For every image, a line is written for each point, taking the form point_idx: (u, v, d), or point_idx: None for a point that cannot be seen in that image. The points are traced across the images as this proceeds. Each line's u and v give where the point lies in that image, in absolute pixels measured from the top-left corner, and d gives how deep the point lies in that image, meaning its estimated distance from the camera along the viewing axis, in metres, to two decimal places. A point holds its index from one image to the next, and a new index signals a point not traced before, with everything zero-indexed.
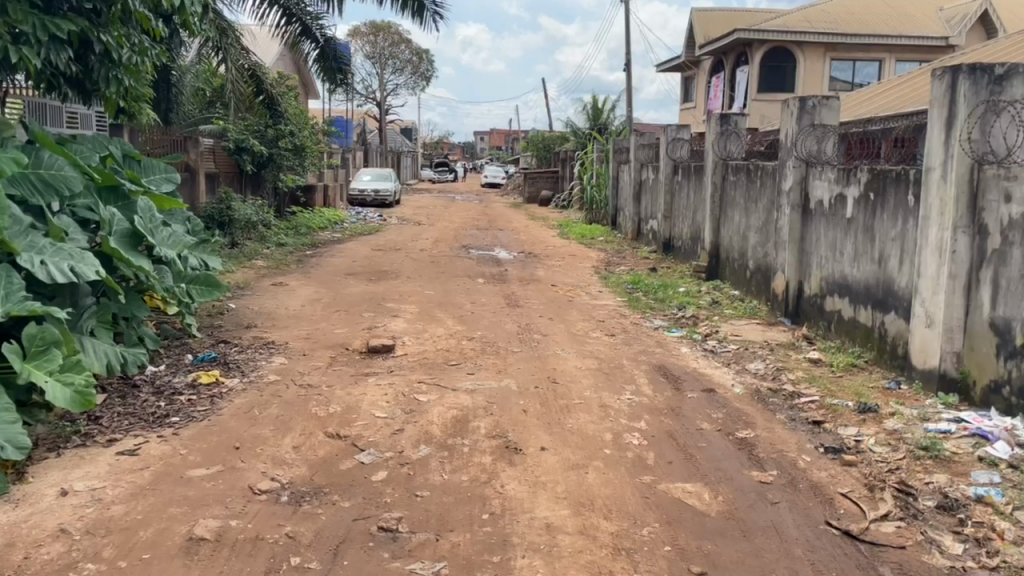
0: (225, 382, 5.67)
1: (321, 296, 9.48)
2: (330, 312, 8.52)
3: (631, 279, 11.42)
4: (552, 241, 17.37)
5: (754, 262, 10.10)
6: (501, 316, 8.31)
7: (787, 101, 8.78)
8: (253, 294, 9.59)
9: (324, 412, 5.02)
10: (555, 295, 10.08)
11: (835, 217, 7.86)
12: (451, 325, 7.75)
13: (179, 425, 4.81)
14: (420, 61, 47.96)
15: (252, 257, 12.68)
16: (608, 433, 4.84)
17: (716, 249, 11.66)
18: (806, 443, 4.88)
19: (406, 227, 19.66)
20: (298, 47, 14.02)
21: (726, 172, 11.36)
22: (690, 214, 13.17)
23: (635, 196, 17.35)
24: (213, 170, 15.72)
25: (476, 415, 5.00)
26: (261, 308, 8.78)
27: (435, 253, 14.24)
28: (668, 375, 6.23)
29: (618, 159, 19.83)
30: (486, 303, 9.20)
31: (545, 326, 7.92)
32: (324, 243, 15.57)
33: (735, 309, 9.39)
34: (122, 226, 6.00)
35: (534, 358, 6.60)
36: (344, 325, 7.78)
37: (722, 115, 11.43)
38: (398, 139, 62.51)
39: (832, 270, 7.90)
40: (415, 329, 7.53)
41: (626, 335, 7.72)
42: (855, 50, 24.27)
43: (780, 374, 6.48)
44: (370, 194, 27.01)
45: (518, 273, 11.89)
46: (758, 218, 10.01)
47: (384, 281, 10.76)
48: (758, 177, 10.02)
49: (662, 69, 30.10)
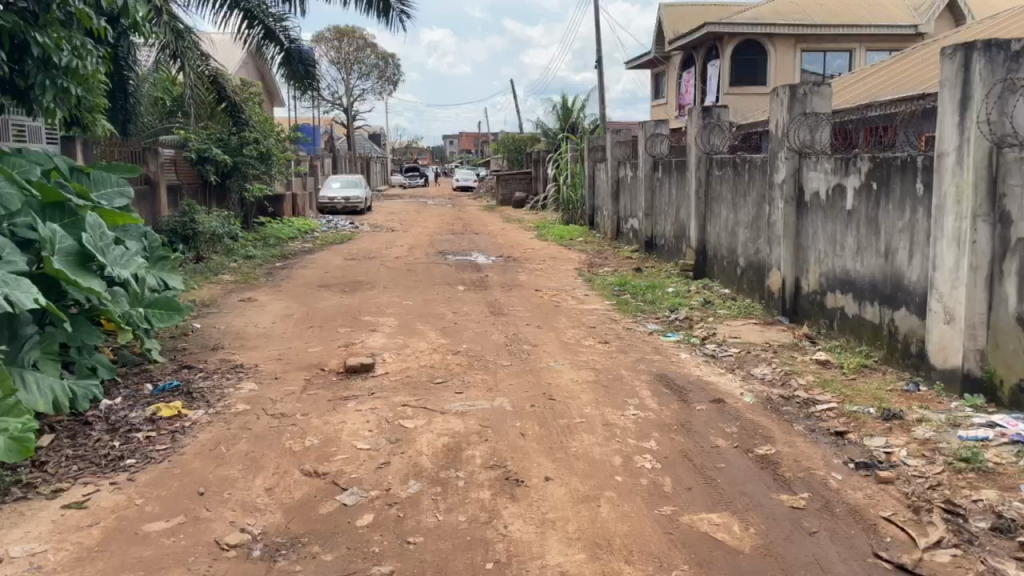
0: (187, 415, 5.12)
1: (292, 311, 8.93)
2: (303, 329, 7.98)
3: (618, 280, 10.98)
4: (530, 243, 16.93)
5: (745, 259, 9.72)
6: (486, 326, 7.83)
7: (775, 89, 8.41)
8: (219, 312, 9.01)
9: (299, 446, 4.49)
10: (540, 300, 9.62)
11: (834, 211, 7.47)
12: (434, 338, 7.25)
13: (135, 469, 4.26)
14: (386, 65, 47.31)
15: (218, 271, 12.08)
16: (617, 456, 4.37)
17: (702, 247, 11.27)
18: (833, 459, 4.45)
19: (379, 233, 19.11)
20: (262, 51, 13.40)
21: (710, 167, 10.98)
22: (673, 211, 12.79)
23: (613, 195, 16.93)
24: (175, 181, 15.08)
25: (469, 442, 4.51)
26: (228, 327, 8.21)
27: (411, 261, 13.72)
28: (671, 386, 5.78)
29: (593, 157, 19.43)
30: (468, 312, 8.70)
31: (533, 335, 7.46)
32: (295, 254, 14.97)
33: (729, 309, 8.99)
34: (69, 244, 5.43)
35: (525, 372, 6.12)
36: (318, 343, 7.23)
37: (704, 107, 11.03)
38: (367, 145, 61.86)
39: (833, 265, 7.51)
40: (394, 345, 7.02)
41: (620, 341, 7.27)
42: (825, 41, 24.09)
43: (790, 379, 6.06)
44: (341, 201, 26.40)
45: (499, 279, 11.41)
46: (748, 214, 9.61)
47: (358, 292, 10.23)
48: (747, 171, 9.63)
49: (632, 65, 29.80)
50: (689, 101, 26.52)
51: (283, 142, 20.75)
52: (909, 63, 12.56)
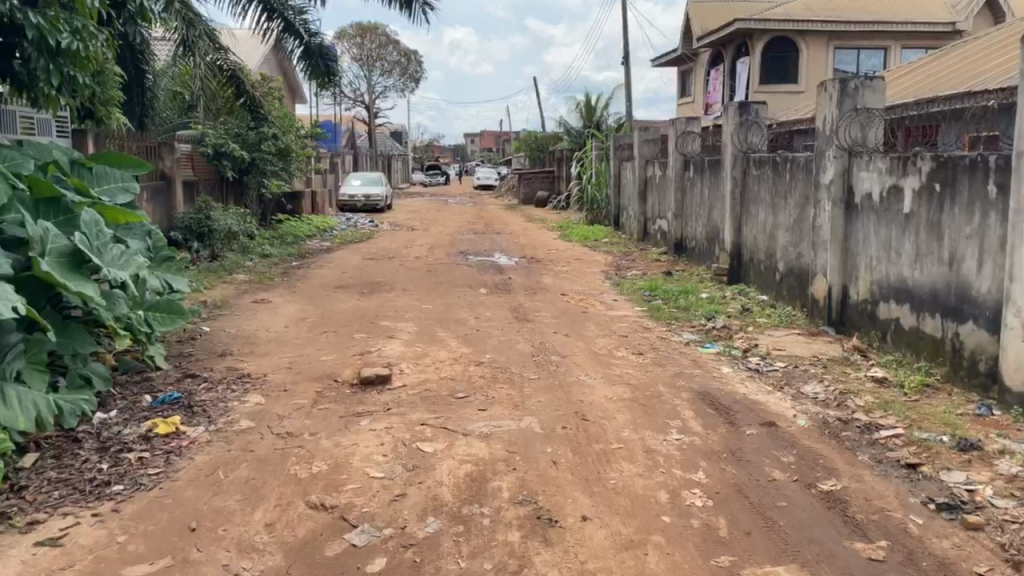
0: (185, 432, 4.67)
1: (306, 314, 8.48)
2: (317, 334, 7.52)
3: (648, 284, 10.45)
4: (554, 244, 16.43)
5: (785, 263, 9.17)
6: (511, 334, 7.33)
7: (823, 83, 7.86)
8: (230, 314, 8.59)
9: (305, 473, 4.02)
10: (567, 306, 9.11)
11: (889, 214, 6.91)
12: (455, 347, 6.76)
13: (121, 497, 3.81)
14: (408, 62, 46.90)
15: (232, 270, 11.69)
16: (662, 491, 3.87)
17: (737, 250, 10.72)
18: (909, 497, 3.91)
19: (399, 232, 18.70)
20: (281, 45, 13.01)
21: (746, 166, 10.42)
22: (705, 212, 12.24)
23: (641, 195, 16.37)
24: (191, 177, 14.73)
25: (495, 471, 4.01)
26: (238, 330, 7.78)
27: (432, 261, 13.25)
28: (716, 406, 5.25)
29: (619, 156, 18.89)
30: (492, 317, 8.20)
31: (561, 344, 6.95)
32: (312, 253, 14.53)
33: (769, 318, 8.45)
34: (61, 243, 5.01)
35: (555, 387, 5.61)
36: (332, 350, 6.76)
37: (741, 103, 10.47)
38: (388, 142, 61.55)
39: (886, 273, 6.96)
40: (412, 354, 6.53)
41: (656, 352, 6.75)
42: (858, 38, 23.33)
43: (846, 399, 5.51)
44: (361, 199, 26.04)
45: (523, 281, 10.93)
46: (789, 216, 9.04)
47: (376, 295, 9.78)
48: (788, 170, 9.05)
49: (658, 63, 29.19)
50: (717, 99, 25.86)
51: (303, 138, 20.37)
52: (966, 66, 11.89)
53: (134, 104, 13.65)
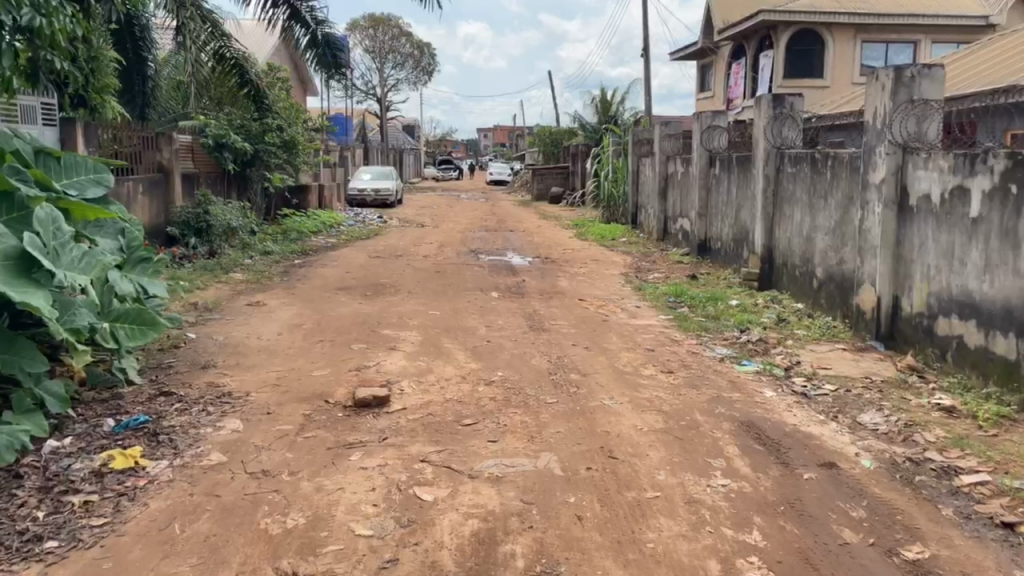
0: (146, 467, 3.99)
1: (302, 320, 7.79)
2: (311, 344, 6.82)
3: (672, 289, 9.72)
4: (569, 242, 15.71)
5: (824, 270, 8.41)
6: (525, 347, 6.61)
7: (875, 71, 7.11)
8: (220, 319, 7.91)
9: (278, 528, 3.32)
10: (586, 313, 8.39)
11: (953, 219, 6.15)
12: (463, 362, 6.05)
13: (51, 559, 3.13)
14: (421, 54, 46.27)
15: (229, 268, 11.02)
16: (713, 560, 3.15)
17: (768, 253, 9.97)
18: (1016, 572, 3.19)
19: (407, 229, 18.03)
20: (287, 33, 12.31)
21: (781, 162, 9.67)
22: (732, 211, 11.49)
23: (661, 192, 15.60)
24: (192, 169, 14.07)
25: (508, 530, 3.31)
26: (227, 338, 7.10)
27: (440, 261, 12.57)
28: (764, 441, 4.52)
29: (638, 151, 18.16)
30: (504, 326, 7.49)
31: (581, 360, 6.23)
32: (316, 250, 13.86)
33: (808, 329, 7.70)
34: (8, 245, 4.34)
35: (575, 415, 4.90)
36: (325, 364, 6.06)
37: (776, 95, 9.72)
38: (400, 136, 60.94)
39: (947, 284, 6.21)
40: (414, 369, 5.83)
41: (688, 371, 6.02)
42: (886, 31, 22.45)
43: (914, 434, 4.77)
44: (370, 193, 25.42)
45: (537, 285, 10.21)
46: (830, 218, 8.30)
47: (380, 298, 9.09)
48: (830, 168, 8.30)
49: (676, 57, 28.36)
50: (738, 94, 24.99)
51: (310, 131, 19.72)
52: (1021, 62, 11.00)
53: (134, 92, 13.05)
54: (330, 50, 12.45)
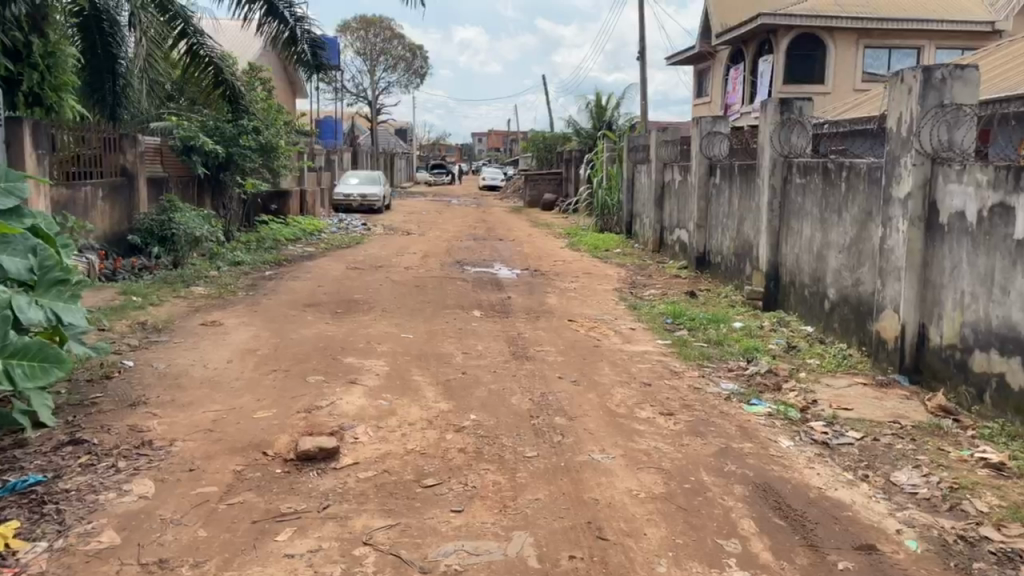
0: (17, 551, 3.19)
1: (258, 344, 6.97)
2: (263, 375, 6.00)
3: (669, 309, 8.95)
4: (560, 253, 14.95)
5: (838, 291, 7.64)
6: (505, 381, 5.81)
7: (902, 72, 6.35)
8: (166, 342, 7.09)
9: None
10: (576, 337, 7.59)
11: (993, 241, 5.39)
12: (432, 401, 5.24)
13: None
14: (413, 57, 45.52)
15: (191, 281, 10.19)
16: None
17: (774, 271, 9.21)
18: None
19: (392, 237, 17.24)
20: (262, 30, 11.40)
21: (788, 172, 8.91)
22: (734, 224, 10.72)
23: (657, 201, 14.84)
24: (160, 173, 13.24)
25: None
26: (169, 366, 6.28)
27: (423, 273, 11.78)
28: (785, 513, 3.74)
29: (633, 158, 17.42)
30: (483, 354, 6.70)
31: (567, 397, 5.44)
32: (291, 259, 13.06)
33: (821, 359, 6.93)
34: None
35: (558, 475, 4.11)
36: (272, 403, 5.24)
37: (784, 99, 8.96)
38: (392, 140, 60.19)
39: (985, 315, 5.44)
40: (374, 410, 5.02)
41: (690, 413, 5.23)
42: (889, 36, 21.76)
43: (964, 503, 3.98)
44: (357, 199, 24.64)
45: (524, 302, 9.42)
46: (845, 234, 7.54)
47: (350, 317, 8.29)
48: (845, 180, 7.55)
49: (672, 61, 27.66)
50: (735, 100, 24.29)
51: (293, 134, 18.90)
52: None
53: (104, 92, 11.72)
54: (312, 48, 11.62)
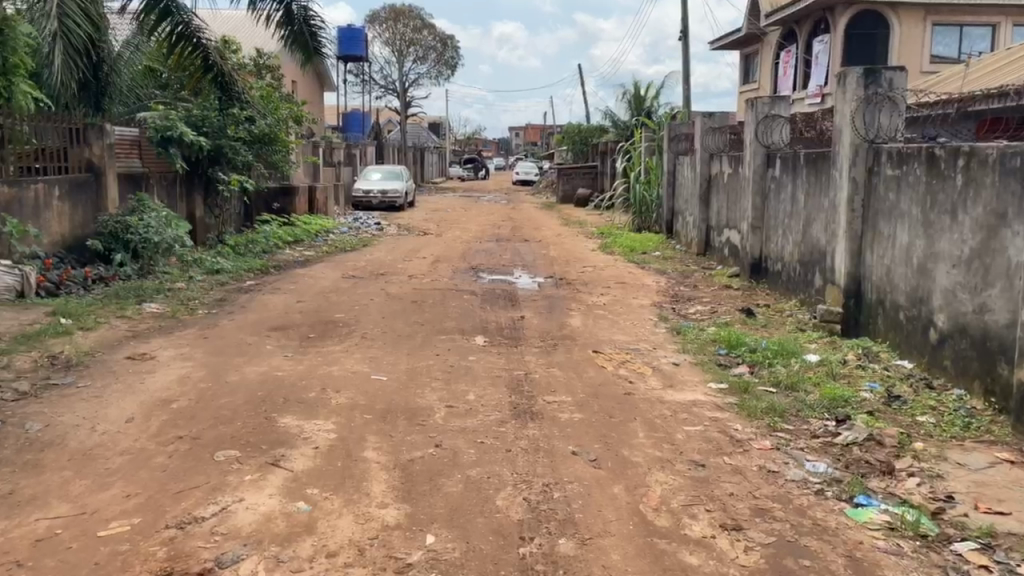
0: None
1: (181, 391, 5.29)
2: (161, 445, 4.31)
3: (723, 334, 7.10)
4: (591, 256, 13.17)
5: (951, 320, 5.73)
6: (493, 463, 4.03)
7: None
8: (65, 387, 5.44)
9: None
10: (602, 378, 5.80)
11: None
12: (374, 505, 3.49)
13: None
14: (444, 48, 43.78)
15: (147, 295, 8.59)
16: None
17: (855, 288, 7.29)
18: None
19: (405, 237, 15.59)
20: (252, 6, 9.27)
21: (876, 160, 7.00)
22: (801, 226, 8.79)
23: (703, 198, 12.96)
24: (137, 169, 11.69)
25: None
26: (46, 429, 4.63)
27: (427, 284, 10.07)
28: None
29: (674, 149, 15.51)
30: (472, 410, 4.92)
31: (580, 496, 3.66)
32: (281, 266, 11.49)
33: (939, 418, 5.04)
34: None
35: None
36: (140, 505, 3.53)
37: (871, 68, 7.06)
38: (424, 134, 58.80)
39: None
40: (282, 524, 3.30)
41: (768, 529, 3.41)
42: (962, 12, 19.26)
43: None
44: (377, 195, 23.09)
45: (539, 324, 7.66)
46: (962, 243, 5.62)
47: (317, 347, 6.59)
48: (962, 170, 5.65)
49: (716, 46, 25.56)
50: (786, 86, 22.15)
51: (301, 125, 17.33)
52: None
53: None
54: (313, 28, 9.46)
